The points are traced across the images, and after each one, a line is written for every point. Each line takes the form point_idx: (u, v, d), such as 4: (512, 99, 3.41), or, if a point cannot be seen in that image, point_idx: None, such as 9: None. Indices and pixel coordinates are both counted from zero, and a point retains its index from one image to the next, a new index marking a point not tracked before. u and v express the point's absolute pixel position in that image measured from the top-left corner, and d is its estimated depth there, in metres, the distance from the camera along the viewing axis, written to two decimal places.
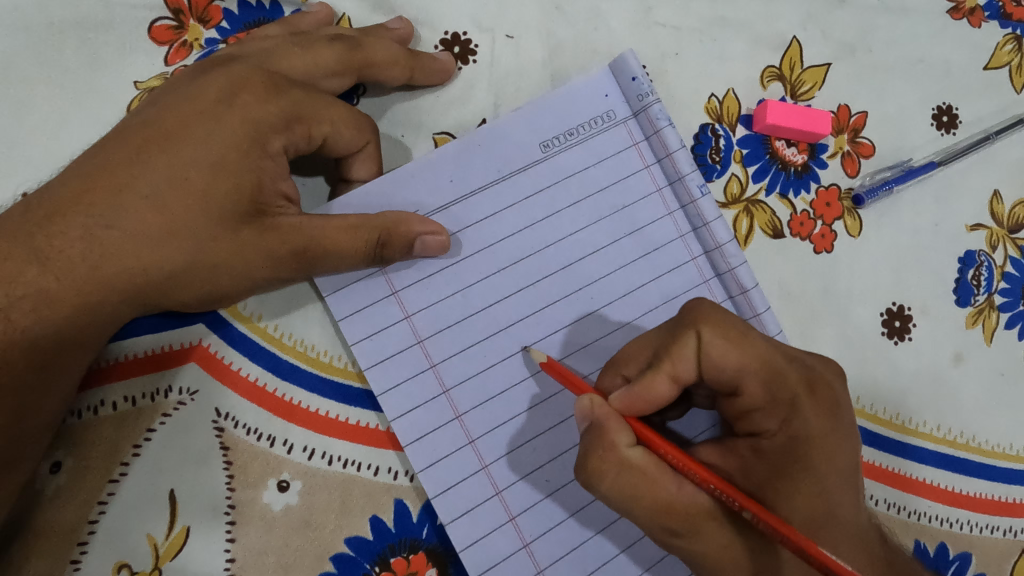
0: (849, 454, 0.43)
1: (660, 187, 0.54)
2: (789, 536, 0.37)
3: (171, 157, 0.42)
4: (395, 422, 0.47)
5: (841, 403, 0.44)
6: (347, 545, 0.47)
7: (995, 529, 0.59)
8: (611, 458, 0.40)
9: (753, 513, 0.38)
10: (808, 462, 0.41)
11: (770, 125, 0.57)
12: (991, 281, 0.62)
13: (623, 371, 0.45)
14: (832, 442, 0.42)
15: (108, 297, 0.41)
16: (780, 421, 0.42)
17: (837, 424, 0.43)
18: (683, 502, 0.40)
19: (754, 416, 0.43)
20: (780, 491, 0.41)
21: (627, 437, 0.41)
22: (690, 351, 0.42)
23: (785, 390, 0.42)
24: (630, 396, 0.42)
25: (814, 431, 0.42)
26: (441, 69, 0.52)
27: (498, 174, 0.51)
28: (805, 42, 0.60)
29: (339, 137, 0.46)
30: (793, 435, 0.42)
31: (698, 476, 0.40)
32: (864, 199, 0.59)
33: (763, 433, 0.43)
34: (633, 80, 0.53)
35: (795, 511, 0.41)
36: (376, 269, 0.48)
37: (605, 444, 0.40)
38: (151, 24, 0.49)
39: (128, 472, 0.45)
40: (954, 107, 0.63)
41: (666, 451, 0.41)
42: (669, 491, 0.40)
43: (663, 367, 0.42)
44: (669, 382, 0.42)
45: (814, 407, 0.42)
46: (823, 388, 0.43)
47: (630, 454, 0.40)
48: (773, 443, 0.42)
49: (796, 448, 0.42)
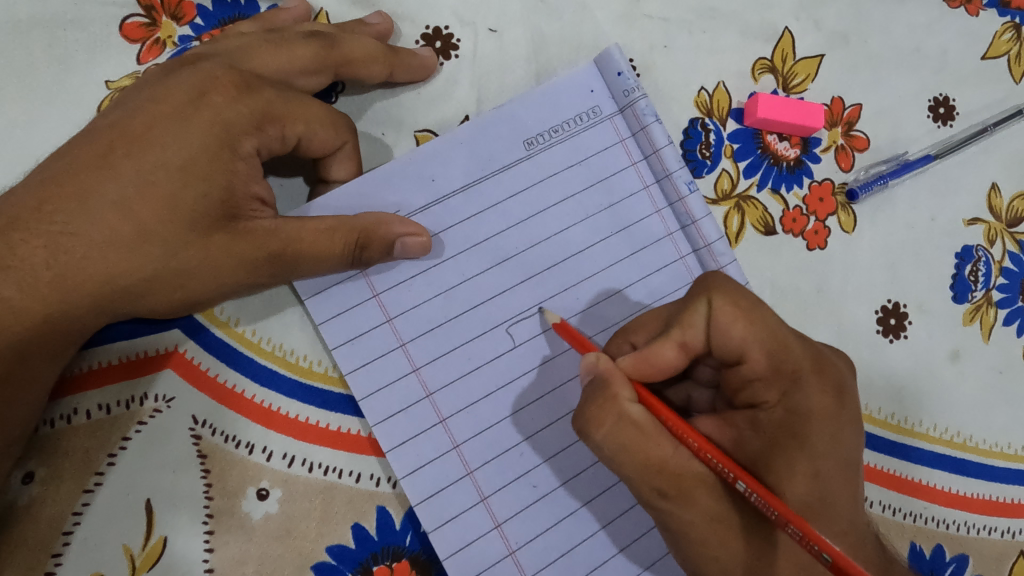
0: (849, 440, 0.42)
1: (647, 185, 0.53)
2: (780, 510, 0.36)
3: (137, 160, 0.40)
4: (377, 428, 0.46)
5: (846, 386, 0.43)
6: (328, 554, 0.46)
7: (993, 531, 0.58)
8: (611, 409, 0.40)
9: (748, 485, 0.37)
10: (807, 440, 0.40)
11: (761, 119, 0.55)
12: (989, 277, 0.60)
13: (632, 338, 0.45)
14: (834, 424, 0.41)
15: (74, 303, 0.40)
16: (781, 393, 0.41)
17: (840, 409, 0.42)
18: (677, 465, 0.39)
19: (755, 386, 0.41)
20: (776, 468, 0.40)
21: (630, 392, 0.40)
22: (700, 319, 0.41)
23: (791, 363, 0.41)
24: (637, 358, 0.42)
25: (815, 409, 0.41)
26: (421, 65, 0.51)
27: (481, 173, 0.49)
28: (798, 33, 0.59)
29: (314, 138, 0.44)
30: (794, 409, 0.40)
31: (696, 444, 0.39)
32: (858, 193, 0.57)
33: (762, 405, 0.41)
34: (619, 75, 0.52)
35: (791, 490, 0.39)
36: (356, 272, 0.47)
37: (606, 395, 0.40)
38: (122, 21, 0.48)
39: (102, 481, 0.44)
40: (951, 98, 0.61)
41: (667, 416, 0.40)
42: (663, 451, 0.39)
43: (672, 333, 0.41)
44: (676, 349, 0.41)
45: (819, 387, 0.41)
46: (831, 370, 0.42)
47: (631, 409, 0.40)
48: (772, 416, 0.41)
49: (796, 423, 0.40)
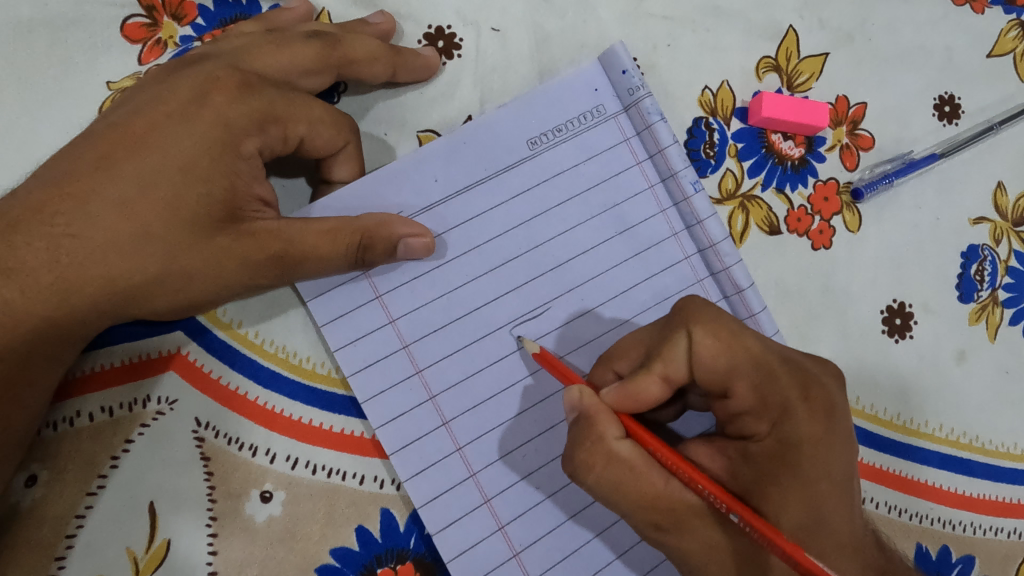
0: (843, 461, 0.41)
1: (651, 184, 0.52)
2: (776, 541, 0.36)
3: (139, 162, 0.40)
4: (379, 430, 0.46)
5: (837, 406, 0.41)
6: (332, 556, 0.46)
7: (999, 531, 0.57)
8: (599, 451, 0.40)
9: (741, 516, 0.37)
10: (799, 467, 0.39)
11: (766, 118, 0.55)
12: (995, 276, 0.60)
13: (615, 367, 0.44)
14: (826, 449, 0.40)
15: (77, 306, 0.40)
16: (770, 423, 0.40)
17: (831, 430, 0.41)
18: (669, 498, 0.39)
19: (743, 419, 0.41)
20: (771, 496, 0.39)
21: (616, 429, 0.40)
22: (681, 352, 0.41)
23: (777, 393, 0.40)
24: (621, 393, 0.41)
25: (805, 435, 0.40)
26: (424, 65, 0.50)
27: (485, 173, 0.49)
28: (803, 31, 0.58)
29: (317, 138, 0.44)
30: (785, 438, 0.40)
31: (687, 475, 0.38)
32: (863, 193, 0.57)
33: (753, 436, 0.41)
34: (623, 74, 0.51)
35: (786, 516, 0.39)
36: (359, 273, 0.47)
37: (593, 436, 0.40)
38: (124, 22, 0.48)
39: (106, 484, 0.44)
40: (957, 97, 0.61)
41: (656, 448, 0.40)
42: (655, 486, 0.39)
43: (654, 368, 0.41)
44: (660, 383, 0.41)
45: (807, 412, 0.40)
46: (817, 390, 0.41)
47: (618, 447, 0.40)
48: (763, 447, 0.40)
49: (788, 452, 0.40)
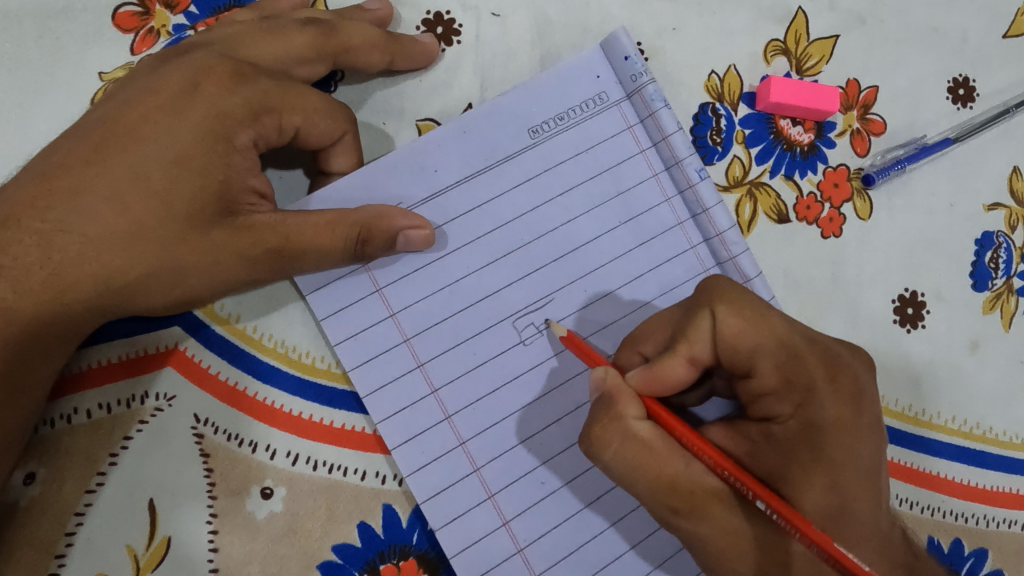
0: (869, 447, 0.39)
1: (656, 172, 0.51)
2: (803, 530, 0.35)
3: (129, 156, 0.39)
4: (381, 425, 0.45)
5: (866, 392, 0.40)
6: (335, 553, 0.46)
7: (1012, 524, 0.57)
8: (616, 428, 0.39)
9: (767, 503, 0.36)
10: (826, 453, 0.38)
11: (775, 103, 0.53)
12: (1010, 264, 0.58)
13: (641, 349, 0.43)
14: (851, 434, 0.39)
15: (69, 301, 0.39)
16: (795, 405, 0.39)
17: (859, 415, 0.39)
18: (689, 479, 0.38)
19: (766, 400, 0.40)
20: (794, 482, 0.38)
21: (636, 409, 0.39)
22: (706, 333, 0.40)
23: (802, 375, 0.39)
24: (646, 375, 0.40)
25: (831, 420, 0.39)
26: (422, 51, 0.49)
27: (484, 163, 0.48)
28: (812, 13, 0.57)
29: (312, 129, 0.43)
30: (810, 421, 0.39)
31: (712, 460, 0.38)
32: (874, 179, 0.55)
33: (776, 418, 0.40)
34: (626, 60, 0.50)
35: (810, 502, 0.38)
36: (358, 265, 0.46)
37: (611, 415, 0.39)
38: (115, 11, 0.47)
39: (105, 481, 0.43)
40: (971, 79, 0.59)
41: (681, 433, 0.39)
42: (674, 467, 0.38)
43: (679, 349, 0.40)
44: (686, 365, 0.40)
45: (834, 394, 0.39)
46: (845, 374, 0.40)
47: (637, 427, 0.39)
48: (787, 429, 0.39)
49: (813, 436, 0.38)
